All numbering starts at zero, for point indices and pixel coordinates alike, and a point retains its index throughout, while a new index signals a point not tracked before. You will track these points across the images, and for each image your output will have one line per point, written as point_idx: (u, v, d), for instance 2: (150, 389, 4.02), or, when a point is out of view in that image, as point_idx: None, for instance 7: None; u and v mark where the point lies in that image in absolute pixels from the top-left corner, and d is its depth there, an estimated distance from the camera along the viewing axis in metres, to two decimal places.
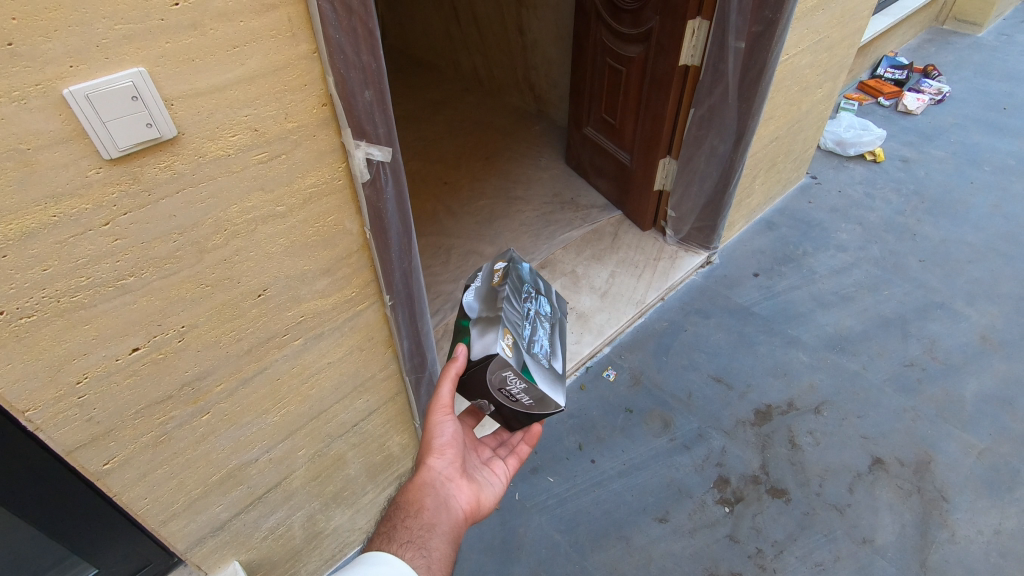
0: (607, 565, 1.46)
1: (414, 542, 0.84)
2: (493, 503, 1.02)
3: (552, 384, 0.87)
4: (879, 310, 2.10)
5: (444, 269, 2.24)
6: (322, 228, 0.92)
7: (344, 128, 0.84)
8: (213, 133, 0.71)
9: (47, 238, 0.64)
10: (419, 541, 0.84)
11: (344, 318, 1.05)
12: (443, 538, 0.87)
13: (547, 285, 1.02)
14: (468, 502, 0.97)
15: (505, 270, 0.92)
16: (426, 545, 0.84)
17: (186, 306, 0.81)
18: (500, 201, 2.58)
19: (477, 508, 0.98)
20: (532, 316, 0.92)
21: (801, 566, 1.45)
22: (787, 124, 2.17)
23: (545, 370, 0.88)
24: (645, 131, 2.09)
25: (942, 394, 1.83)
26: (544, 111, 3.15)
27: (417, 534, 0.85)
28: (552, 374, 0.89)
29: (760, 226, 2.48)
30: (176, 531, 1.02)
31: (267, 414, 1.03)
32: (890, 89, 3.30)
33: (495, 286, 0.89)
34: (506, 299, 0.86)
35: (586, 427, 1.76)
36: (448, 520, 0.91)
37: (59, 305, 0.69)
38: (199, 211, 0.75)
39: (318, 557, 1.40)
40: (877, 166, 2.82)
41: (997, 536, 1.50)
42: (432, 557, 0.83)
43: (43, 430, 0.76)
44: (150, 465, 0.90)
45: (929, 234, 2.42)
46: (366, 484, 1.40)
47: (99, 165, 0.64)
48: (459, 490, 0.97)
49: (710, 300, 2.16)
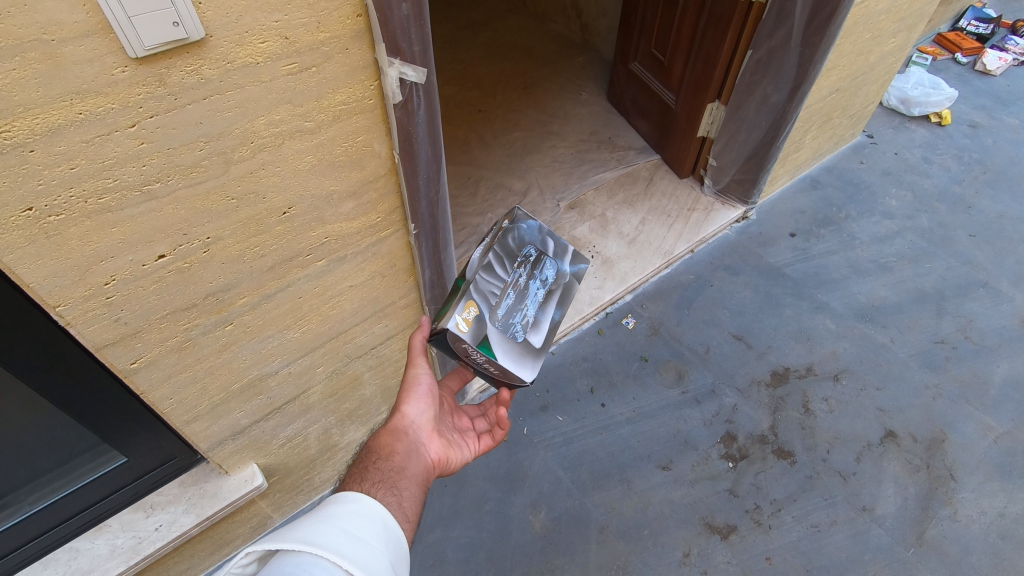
0: (606, 504, 1.51)
1: (384, 482, 0.81)
2: (461, 466, 1.04)
3: (517, 361, 0.93)
4: (917, 284, 2.02)
5: (471, 201, 2.21)
6: (350, 148, 0.89)
7: (378, 43, 0.80)
8: (241, 38, 0.68)
9: (73, 135, 0.63)
10: (389, 481, 0.82)
11: (368, 243, 1.05)
12: (410, 482, 0.86)
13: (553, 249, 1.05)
14: (437, 454, 0.98)
15: (504, 229, 0.97)
16: (396, 487, 0.82)
17: (211, 218, 0.80)
18: (534, 135, 2.49)
19: (445, 465, 1.00)
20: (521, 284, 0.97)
21: (796, 525, 1.48)
22: (850, 76, 2.02)
23: (513, 345, 0.93)
24: (695, 72, 1.96)
25: (969, 374, 1.79)
26: (590, 41, 2.98)
27: (387, 476, 0.84)
28: (522, 349, 0.94)
29: (804, 184, 2.36)
30: (199, 431, 1.06)
31: (288, 329, 1.04)
32: (970, 45, 3.03)
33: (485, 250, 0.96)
34: (481, 269, 0.93)
35: (599, 371, 1.77)
36: (415, 466, 0.91)
37: (87, 206, 0.69)
38: (225, 120, 0.73)
39: (330, 467, 1.47)
40: (941, 129, 2.64)
41: (1000, 519, 1.50)
42: (402, 496, 0.80)
43: (73, 326, 0.78)
44: (175, 367, 0.92)
45: (985, 208, 2.29)
46: (380, 405, 1.45)
47: (125, 64, 0.62)
48: (429, 442, 0.98)
49: (740, 257, 2.09)
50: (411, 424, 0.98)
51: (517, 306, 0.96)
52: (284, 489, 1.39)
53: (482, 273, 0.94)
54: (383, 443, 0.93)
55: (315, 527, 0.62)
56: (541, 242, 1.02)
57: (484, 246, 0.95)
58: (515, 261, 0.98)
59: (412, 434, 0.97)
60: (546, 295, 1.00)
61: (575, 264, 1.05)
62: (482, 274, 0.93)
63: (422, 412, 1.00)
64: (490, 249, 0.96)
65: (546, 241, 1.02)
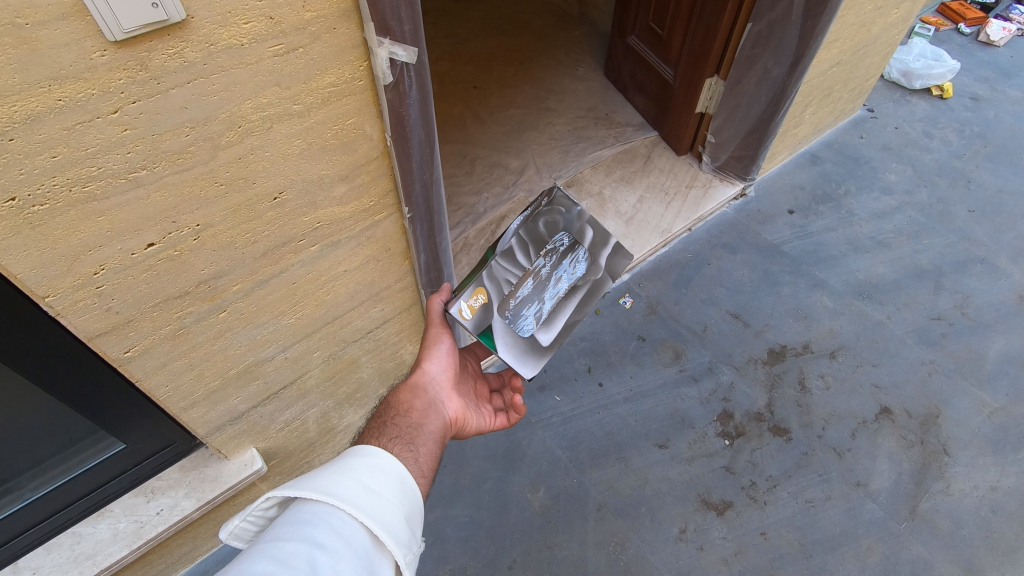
0: (604, 482, 1.53)
1: (401, 437, 0.81)
2: (474, 432, 1.04)
3: (519, 355, 0.96)
4: (915, 260, 2.02)
5: (467, 180, 2.19)
6: (340, 131, 0.87)
7: (366, 22, 0.78)
8: (225, 19, 0.66)
9: (54, 123, 0.61)
10: (407, 437, 0.82)
11: (362, 227, 1.04)
12: (428, 439, 0.86)
13: (590, 245, 0.97)
14: (453, 414, 0.98)
15: (548, 207, 0.95)
16: (413, 442, 0.81)
17: (201, 205, 0.79)
18: (530, 111, 2.45)
19: (461, 426, 1.00)
20: (545, 273, 0.96)
21: (791, 501, 1.50)
22: (852, 48, 1.98)
23: (518, 341, 0.96)
24: (694, 45, 1.92)
25: (965, 350, 1.79)
26: (587, 14, 2.92)
27: (405, 431, 0.84)
28: (527, 339, 0.96)
29: (804, 159, 2.34)
30: (197, 418, 1.06)
31: (283, 315, 1.03)
32: (974, 14, 2.97)
33: (534, 214, 0.95)
34: (523, 232, 0.94)
35: (596, 351, 1.77)
36: (433, 422, 0.91)
37: (72, 195, 0.67)
38: (211, 104, 0.71)
39: (329, 449, 1.48)
40: (942, 102, 2.60)
41: (992, 493, 1.52)
42: (420, 452, 0.81)
43: (64, 316, 0.77)
44: (170, 355, 0.92)
45: (985, 182, 2.27)
46: (379, 387, 1.45)
47: (104, 48, 0.60)
48: (447, 401, 0.98)
49: (739, 235, 2.08)
50: (430, 382, 0.97)
51: (535, 292, 0.96)
52: (284, 472, 1.40)
53: (502, 260, 0.93)
54: (403, 399, 0.93)
55: (331, 478, 0.64)
56: (580, 232, 0.97)
57: (513, 227, 0.93)
58: (545, 251, 0.95)
59: (431, 391, 0.97)
60: (569, 291, 0.98)
61: (615, 260, 0.99)
62: (500, 262, 0.93)
63: (442, 371, 1.00)
64: (534, 215, 0.95)
65: (581, 238, 0.97)
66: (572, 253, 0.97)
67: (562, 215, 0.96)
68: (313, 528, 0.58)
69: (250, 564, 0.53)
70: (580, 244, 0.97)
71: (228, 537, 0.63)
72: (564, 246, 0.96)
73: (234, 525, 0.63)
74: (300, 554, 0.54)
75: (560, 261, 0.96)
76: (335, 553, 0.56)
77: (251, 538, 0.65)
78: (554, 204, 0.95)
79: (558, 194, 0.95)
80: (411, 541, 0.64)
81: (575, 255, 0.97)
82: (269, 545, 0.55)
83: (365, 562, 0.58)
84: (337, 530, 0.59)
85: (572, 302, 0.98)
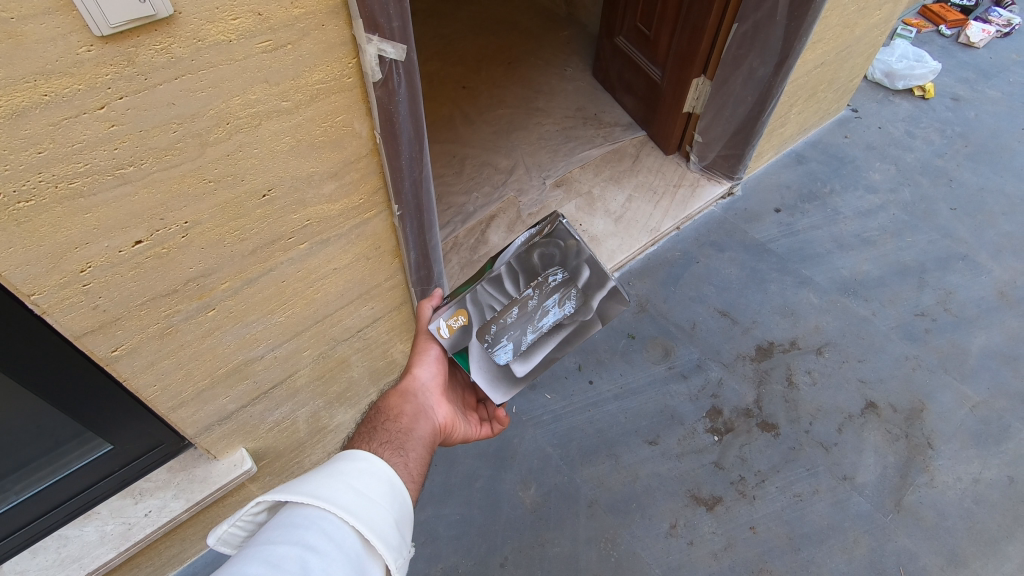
0: (595, 479, 1.53)
1: (392, 442, 0.82)
2: (462, 438, 1.04)
3: (490, 381, 0.98)
4: (899, 257, 2.05)
5: (457, 180, 2.19)
6: (330, 128, 0.87)
7: (355, 19, 0.78)
8: (213, 15, 0.66)
9: (39, 118, 0.61)
10: (397, 442, 0.82)
11: (351, 225, 1.04)
12: (418, 444, 0.86)
13: (583, 284, 0.96)
14: (442, 420, 0.98)
15: (546, 238, 0.93)
16: (403, 447, 0.81)
17: (189, 202, 0.78)
18: (519, 111, 2.46)
19: (450, 432, 1.00)
20: (531, 306, 0.96)
21: (779, 495, 1.52)
22: (835, 49, 2.01)
23: (492, 367, 0.98)
24: (681, 45, 1.94)
25: (948, 345, 1.82)
26: (575, 15, 2.93)
27: (395, 436, 0.84)
28: (500, 367, 0.98)
29: (789, 158, 2.36)
30: (186, 417, 1.05)
31: (272, 314, 1.03)
32: (954, 17, 3.02)
33: (528, 247, 0.92)
34: (514, 261, 0.92)
35: (586, 349, 1.78)
36: (423, 428, 0.91)
37: (58, 191, 0.67)
38: (199, 100, 0.71)
39: (320, 449, 1.47)
40: (924, 103, 2.65)
41: (975, 484, 1.55)
42: (410, 457, 0.80)
43: (49, 315, 0.76)
44: (158, 354, 0.91)
45: (966, 180, 2.31)
46: (369, 386, 1.45)
47: (90, 42, 0.60)
48: (436, 407, 0.98)
49: (726, 233, 2.10)
50: (420, 388, 0.97)
51: (517, 323, 0.96)
52: (274, 472, 1.39)
53: (490, 285, 0.93)
54: (392, 404, 0.93)
55: (322, 481, 0.65)
56: (576, 270, 0.95)
57: (504, 256, 0.92)
58: (535, 284, 0.94)
59: (421, 397, 0.97)
60: (552, 328, 0.98)
61: (608, 304, 0.96)
62: (487, 287, 0.93)
63: (432, 376, 0.99)
64: (529, 244, 0.92)
65: (577, 273, 0.95)
66: (563, 291, 0.96)
67: (560, 249, 0.94)
68: (304, 531, 0.58)
69: (240, 566, 0.53)
70: (573, 283, 0.96)
71: (217, 542, 0.63)
72: (556, 282, 0.95)
73: (223, 530, 0.63)
74: (291, 556, 0.54)
75: (548, 296, 0.96)
76: (326, 553, 0.57)
77: (240, 543, 0.64)
78: (554, 236, 0.92)
79: (561, 227, 0.91)
80: (401, 544, 0.64)
81: (566, 291, 0.96)
82: (261, 547, 0.55)
83: (355, 563, 0.58)
84: (327, 532, 0.59)
85: (553, 340, 0.99)
